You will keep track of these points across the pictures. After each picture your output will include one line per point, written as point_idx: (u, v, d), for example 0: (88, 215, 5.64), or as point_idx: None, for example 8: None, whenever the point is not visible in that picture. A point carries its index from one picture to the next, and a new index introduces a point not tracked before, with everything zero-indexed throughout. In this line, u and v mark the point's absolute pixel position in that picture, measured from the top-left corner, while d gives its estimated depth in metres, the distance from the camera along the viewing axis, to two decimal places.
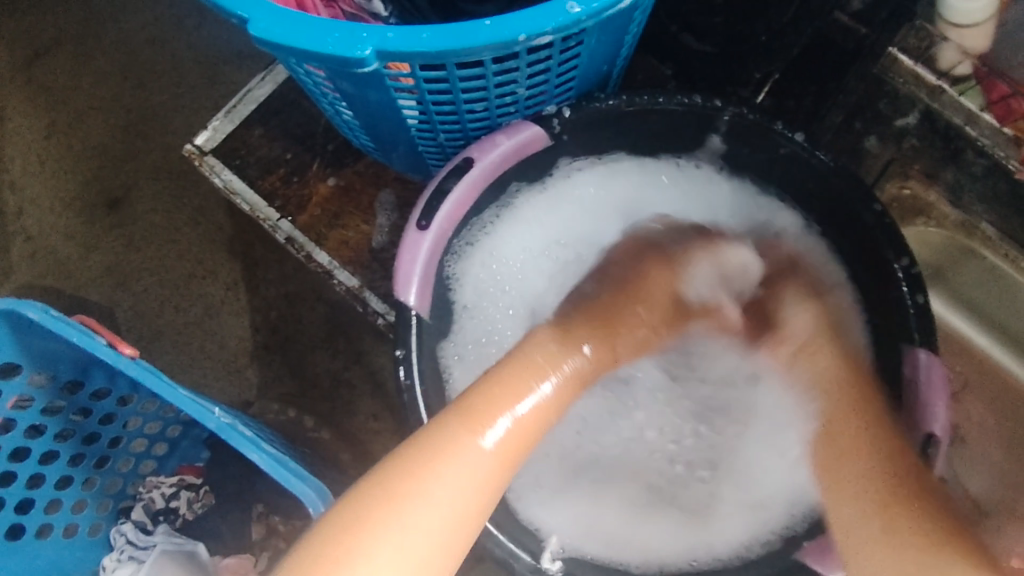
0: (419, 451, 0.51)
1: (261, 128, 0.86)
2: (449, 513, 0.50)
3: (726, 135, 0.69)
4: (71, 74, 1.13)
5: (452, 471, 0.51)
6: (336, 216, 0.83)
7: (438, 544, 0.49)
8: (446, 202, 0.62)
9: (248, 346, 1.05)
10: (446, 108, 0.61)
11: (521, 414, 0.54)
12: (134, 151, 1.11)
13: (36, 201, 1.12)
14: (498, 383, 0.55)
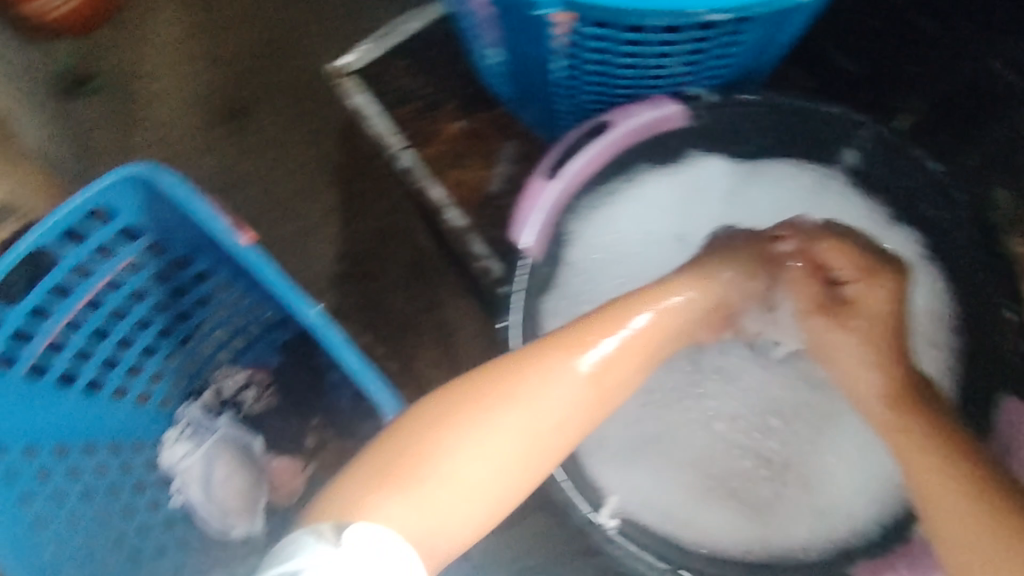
0: (520, 367, 0.57)
1: (406, 59, 0.89)
2: (543, 429, 0.56)
3: (863, 152, 0.68)
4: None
5: (550, 400, 0.56)
6: (459, 155, 0.86)
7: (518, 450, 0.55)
8: (578, 158, 0.64)
9: (336, 270, 1.09)
10: (597, 68, 0.63)
11: (625, 352, 0.59)
12: (265, 64, 1.17)
13: (166, 93, 1.17)
14: (601, 316, 0.60)
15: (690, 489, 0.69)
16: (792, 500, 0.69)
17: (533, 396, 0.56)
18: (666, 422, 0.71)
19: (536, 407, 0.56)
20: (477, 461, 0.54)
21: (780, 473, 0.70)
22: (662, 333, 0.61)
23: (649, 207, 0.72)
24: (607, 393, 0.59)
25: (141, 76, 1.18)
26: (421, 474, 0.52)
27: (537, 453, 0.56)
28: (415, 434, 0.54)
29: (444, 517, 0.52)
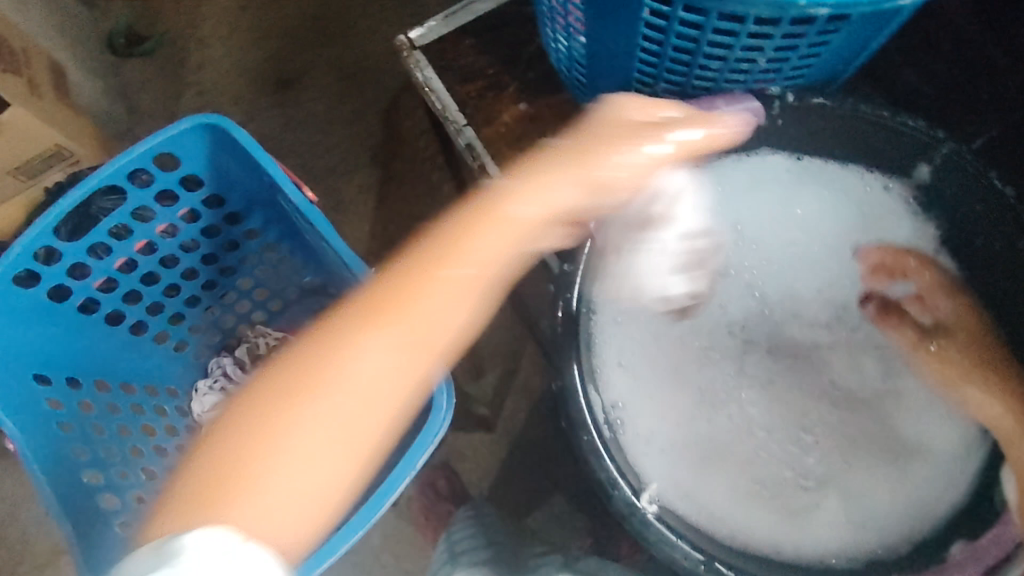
0: (312, 350, 0.57)
1: (473, 39, 0.90)
2: (370, 404, 0.56)
3: (936, 169, 0.68)
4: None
5: (387, 358, 0.57)
6: (518, 139, 0.86)
7: (343, 431, 0.55)
8: (650, 144, 0.64)
9: (372, 243, 1.10)
10: (682, 57, 0.63)
11: (407, 294, 0.59)
12: (314, 40, 1.19)
13: (216, 61, 1.19)
14: (404, 276, 0.60)
15: (729, 488, 0.68)
16: (828, 509, 0.68)
17: (375, 361, 0.57)
18: (709, 421, 0.70)
19: (348, 384, 0.56)
20: (314, 437, 0.55)
21: (820, 485, 0.69)
22: (533, 220, 0.63)
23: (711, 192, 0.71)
24: (517, 239, 0.62)
25: (202, 39, 1.20)
26: (260, 461, 0.53)
27: (367, 424, 0.56)
28: (245, 435, 0.54)
29: (283, 512, 0.53)
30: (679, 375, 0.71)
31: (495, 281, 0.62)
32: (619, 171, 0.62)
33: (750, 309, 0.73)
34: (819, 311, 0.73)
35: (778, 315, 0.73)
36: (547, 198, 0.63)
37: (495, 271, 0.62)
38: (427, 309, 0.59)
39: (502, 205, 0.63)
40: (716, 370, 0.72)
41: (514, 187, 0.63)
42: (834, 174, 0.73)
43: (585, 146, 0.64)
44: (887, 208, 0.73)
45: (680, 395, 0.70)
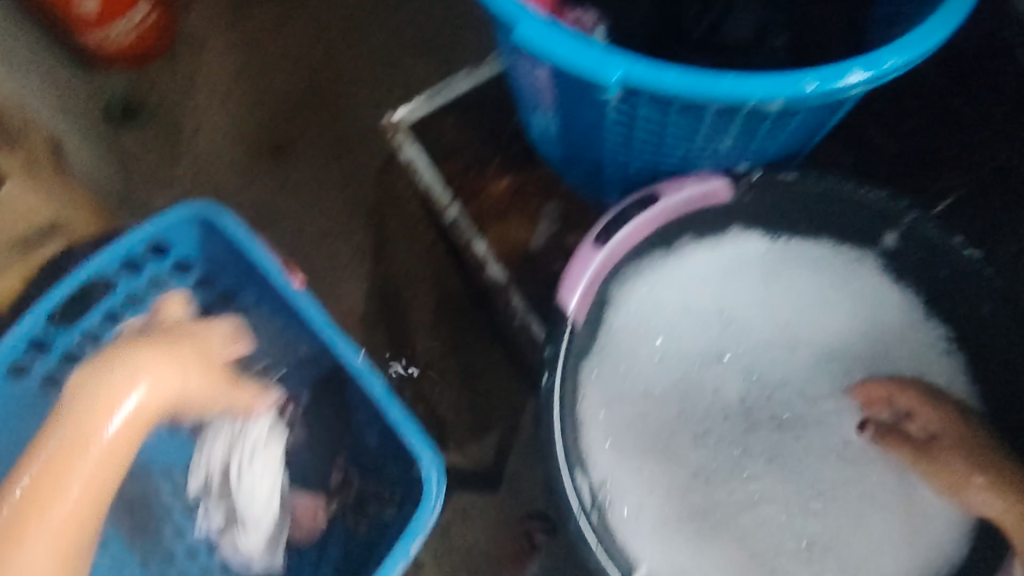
0: (36, 490, 0.62)
1: (455, 114, 0.92)
2: (77, 517, 0.64)
3: (903, 237, 0.70)
4: (295, 38, 1.28)
5: (84, 483, 0.64)
6: (501, 214, 0.88)
7: (50, 550, 0.63)
8: (625, 226, 0.66)
9: (364, 308, 1.14)
10: (650, 143, 0.66)
11: (108, 438, 0.64)
12: (305, 108, 1.24)
13: (211, 127, 1.24)
14: (98, 427, 0.63)
15: (725, 562, 0.69)
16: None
17: (76, 490, 0.63)
18: (705, 495, 0.71)
19: (43, 517, 0.62)
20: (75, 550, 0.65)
21: (818, 553, 0.70)
22: (182, 380, 0.68)
23: (695, 283, 0.73)
24: (128, 428, 0.65)
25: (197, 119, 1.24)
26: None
27: (75, 536, 0.64)
28: None
29: None
30: (676, 453, 0.72)
31: (122, 456, 0.65)
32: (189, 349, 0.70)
33: (747, 388, 0.74)
34: (814, 383, 0.75)
35: (773, 388, 0.74)
36: (166, 378, 0.66)
37: (181, 392, 0.68)
38: (102, 430, 0.63)
39: (147, 355, 0.66)
40: (713, 445, 0.73)
41: (124, 369, 0.64)
42: (818, 257, 0.74)
43: (187, 348, 0.70)
44: (872, 281, 0.74)
45: (677, 471, 0.71)
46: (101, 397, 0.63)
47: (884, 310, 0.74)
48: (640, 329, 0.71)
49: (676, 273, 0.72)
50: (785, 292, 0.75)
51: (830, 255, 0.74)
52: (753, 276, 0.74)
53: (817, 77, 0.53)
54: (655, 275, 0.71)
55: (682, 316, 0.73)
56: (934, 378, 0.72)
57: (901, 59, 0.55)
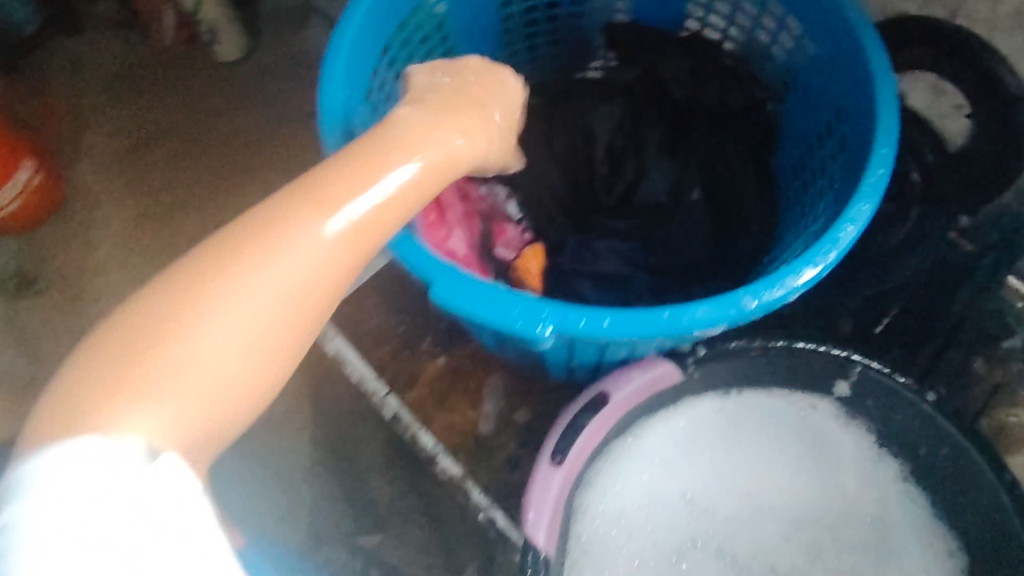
0: (259, 238, 0.45)
1: (376, 297, 0.88)
2: (230, 357, 0.42)
3: (856, 383, 0.69)
4: (193, 199, 1.23)
5: (306, 213, 0.46)
6: (443, 398, 0.83)
7: (238, 363, 0.42)
8: (580, 438, 0.64)
9: None
10: (588, 353, 0.63)
11: (403, 191, 0.51)
12: None
13: (115, 287, 1.17)
14: (365, 165, 0.50)
15: None
16: None
17: (302, 204, 0.46)
18: None
19: (207, 316, 0.42)
20: (221, 338, 0.42)
21: None
22: (416, 188, 0.52)
23: (656, 468, 0.70)
24: (342, 218, 0.47)
25: (98, 299, 1.16)
26: (176, 330, 0.41)
27: (265, 357, 0.44)
28: (115, 358, 0.39)
29: (180, 403, 0.40)
30: None
31: (325, 300, 0.47)
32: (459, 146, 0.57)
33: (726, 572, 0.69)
34: (795, 555, 0.70)
35: (754, 568, 0.69)
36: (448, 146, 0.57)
37: (411, 202, 0.52)
38: (327, 235, 0.46)
39: (395, 158, 0.52)
40: None
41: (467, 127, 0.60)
42: (773, 413, 0.72)
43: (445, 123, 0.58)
44: (829, 433, 0.72)
45: None
46: (386, 144, 0.53)
47: (849, 465, 0.72)
48: (607, 532, 0.68)
49: (632, 458, 0.69)
50: (749, 461, 0.72)
51: (783, 409, 0.72)
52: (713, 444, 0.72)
53: (754, 292, 0.52)
54: (615, 471, 0.69)
55: (648, 510, 0.69)
56: (912, 549, 0.69)
57: (832, 253, 0.54)
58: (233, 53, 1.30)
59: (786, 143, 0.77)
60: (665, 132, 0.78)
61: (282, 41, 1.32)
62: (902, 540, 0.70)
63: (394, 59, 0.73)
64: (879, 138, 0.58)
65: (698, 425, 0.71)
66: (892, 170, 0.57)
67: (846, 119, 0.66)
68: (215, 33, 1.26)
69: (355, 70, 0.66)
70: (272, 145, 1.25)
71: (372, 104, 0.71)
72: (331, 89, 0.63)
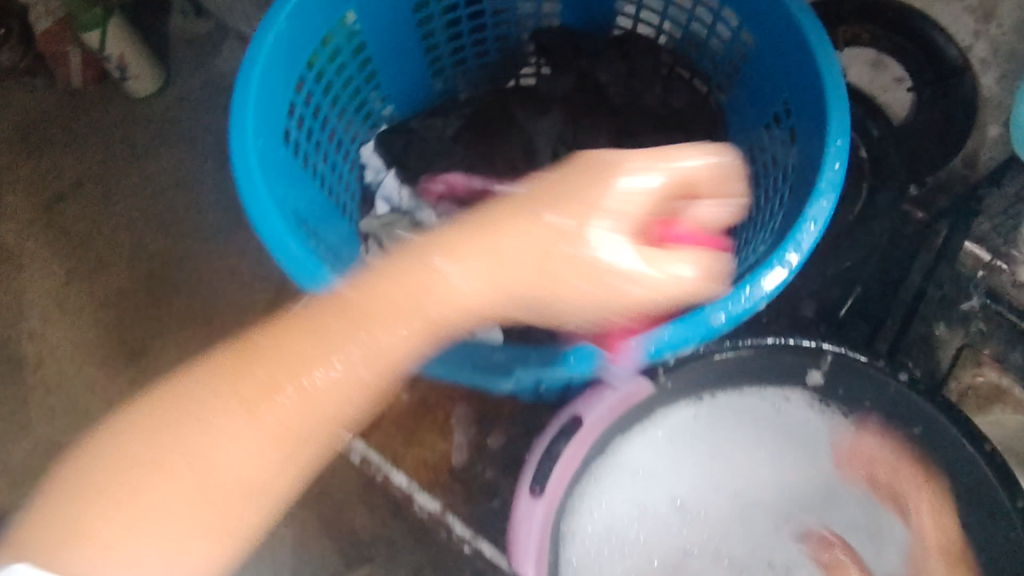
0: (219, 393, 0.51)
1: None
2: (205, 483, 0.50)
3: (829, 371, 0.67)
4: (124, 250, 1.17)
5: (211, 412, 0.50)
6: (412, 433, 0.81)
7: (198, 485, 0.50)
8: (557, 468, 0.62)
9: None
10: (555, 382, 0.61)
11: (398, 306, 0.53)
12: (155, 308, 1.15)
13: (54, 352, 1.14)
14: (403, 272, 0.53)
15: None
16: None
17: (212, 387, 0.51)
18: None
19: (174, 473, 0.49)
20: (161, 516, 0.49)
21: None
22: (429, 296, 0.53)
23: (632, 480, 0.68)
24: (342, 338, 0.52)
25: (38, 366, 1.14)
26: (132, 504, 0.48)
27: (222, 513, 0.50)
28: (106, 483, 0.49)
29: (152, 551, 0.48)
30: None
31: (300, 448, 0.53)
32: (637, 290, 0.53)
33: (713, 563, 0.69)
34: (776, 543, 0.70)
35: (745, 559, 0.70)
36: (549, 230, 0.55)
37: (415, 330, 0.53)
38: (285, 403, 0.51)
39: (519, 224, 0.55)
40: None
41: (600, 223, 0.55)
42: (747, 399, 0.70)
43: (547, 196, 0.57)
44: (805, 414, 0.71)
45: None
46: (409, 259, 0.55)
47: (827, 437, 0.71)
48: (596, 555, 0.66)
49: (612, 465, 0.67)
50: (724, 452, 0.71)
51: (757, 393, 0.70)
52: (688, 439, 0.70)
53: None
54: (595, 489, 0.67)
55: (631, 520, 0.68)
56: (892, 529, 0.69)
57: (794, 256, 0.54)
58: (148, 86, 1.23)
59: (733, 137, 0.75)
60: (609, 134, 0.76)
61: (198, 72, 1.26)
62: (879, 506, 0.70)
63: (310, 89, 0.70)
64: (832, 132, 0.58)
65: (674, 422, 0.70)
66: (846, 165, 0.57)
67: (793, 110, 0.65)
68: (126, 71, 1.19)
69: (268, 111, 0.63)
70: (199, 181, 1.20)
71: (291, 139, 0.67)
72: (244, 131, 0.60)
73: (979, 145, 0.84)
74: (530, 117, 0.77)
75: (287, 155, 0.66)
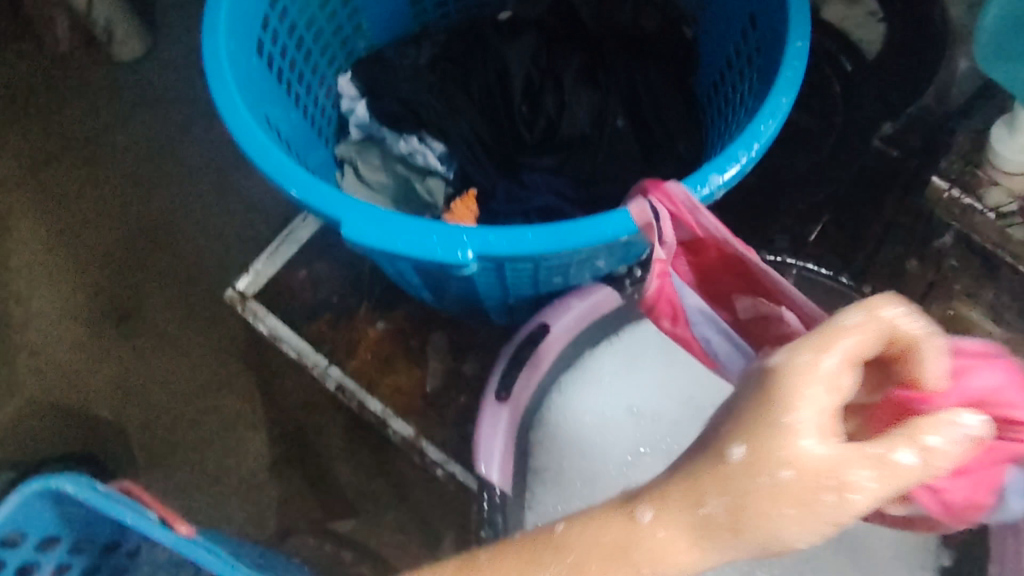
0: None
1: (305, 270, 0.86)
2: None
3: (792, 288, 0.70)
4: (110, 208, 1.18)
5: None
6: (387, 360, 0.82)
7: None
8: (524, 373, 0.63)
9: (268, 461, 1.06)
10: (522, 282, 0.62)
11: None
12: (141, 262, 1.16)
13: (41, 313, 1.15)
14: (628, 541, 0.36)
15: None
16: None
17: None
18: None
19: None
20: None
21: None
22: (601, 535, 0.37)
23: (611, 387, 0.68)
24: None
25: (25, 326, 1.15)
26: None
27: None
28: None
29: None
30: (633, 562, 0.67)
31: None
32: (879, 492, 0.31)
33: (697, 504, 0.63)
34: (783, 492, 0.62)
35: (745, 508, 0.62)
36: (716, 482, 0.34)
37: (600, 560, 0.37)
38: None
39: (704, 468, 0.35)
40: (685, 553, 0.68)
41: (784, 449, 0.33)
42: None
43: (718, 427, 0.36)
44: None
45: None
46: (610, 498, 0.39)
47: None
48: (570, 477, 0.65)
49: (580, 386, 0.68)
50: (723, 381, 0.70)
51: None
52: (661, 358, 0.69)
53: None
54: (566, 398, 0.67)
55: (614, 433, 0.66)
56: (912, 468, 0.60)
57: (753, 149, 0.52)
58: (132, 52, 1.23)
59: (704, 62, 0.75)
60: (582, 60, 0.76)
61: (181, 31, 1.26)
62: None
63: (286, 7, 0.69)
64: (793, 33, 0.57)
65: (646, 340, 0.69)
66: (807, 63, 0.57)
67: (760, 24, 0.64)
68: (112, 33, 1.20)
69: (242, 18, 0.63)
70: (183, 137, 1.21)
71: (265, 52, 0.67)
72: (216, 33, 0.60)
73: (950, 80, 0.84)
74: (504, 42, 0.77)
75: (262, 66, 0.66)
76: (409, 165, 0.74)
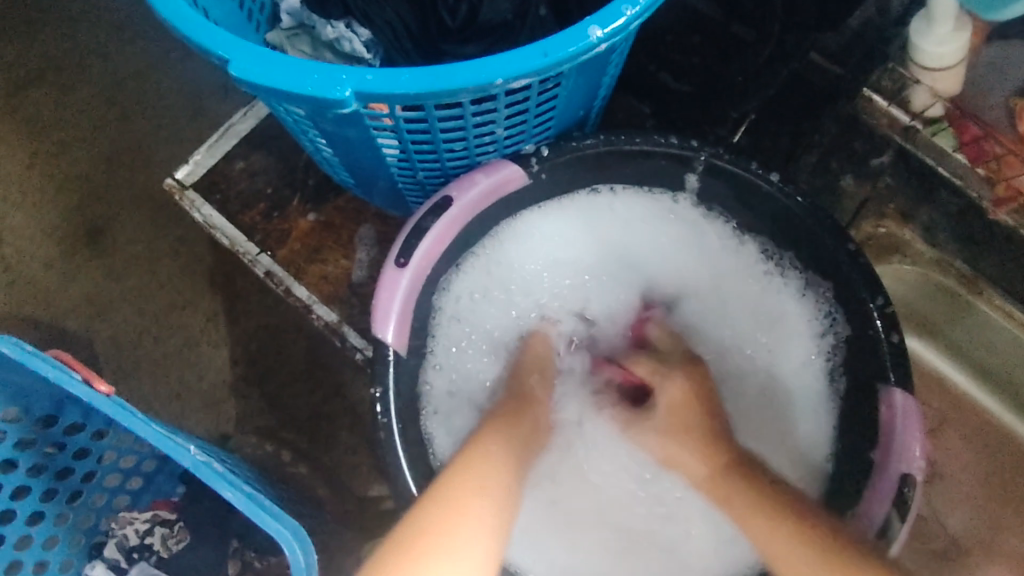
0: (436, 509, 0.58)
1: (242, 162, 0.86)
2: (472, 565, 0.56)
3: (702, 174, 0.73)
4: (72, 117, 1.11)
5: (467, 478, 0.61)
6: (316, 250, 0.83)
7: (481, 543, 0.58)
8: (423, 240, 0.64)
9: (227, 378, 1.02)
10: (425, 147, 0.65)
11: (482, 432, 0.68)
12: (110, 183, 1.09)
13: (15, 229, 1.09)
14: (473, 454, 0.64)
15: (604, 548, 0.77)
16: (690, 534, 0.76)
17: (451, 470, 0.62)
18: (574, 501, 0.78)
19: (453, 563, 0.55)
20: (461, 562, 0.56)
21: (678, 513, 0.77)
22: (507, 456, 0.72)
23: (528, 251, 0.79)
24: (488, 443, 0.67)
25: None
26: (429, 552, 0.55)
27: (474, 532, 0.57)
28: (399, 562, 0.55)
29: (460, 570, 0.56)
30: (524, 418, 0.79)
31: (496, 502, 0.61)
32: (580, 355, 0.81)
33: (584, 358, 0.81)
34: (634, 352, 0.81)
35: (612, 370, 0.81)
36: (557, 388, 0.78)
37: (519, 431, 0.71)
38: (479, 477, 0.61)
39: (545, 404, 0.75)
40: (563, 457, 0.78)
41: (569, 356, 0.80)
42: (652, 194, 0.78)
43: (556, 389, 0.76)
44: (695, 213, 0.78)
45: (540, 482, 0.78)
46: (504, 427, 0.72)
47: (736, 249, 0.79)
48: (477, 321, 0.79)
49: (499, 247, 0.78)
50: (622, 279, 0.82)
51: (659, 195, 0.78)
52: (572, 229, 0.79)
53: (551, 46, 0.51)
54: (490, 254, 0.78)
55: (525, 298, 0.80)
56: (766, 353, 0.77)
57: (637, 5, 0.52)
58: None
59: None
60: None
61: None
62: (798, 375, 0.77)
63: None
64: None
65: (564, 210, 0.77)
66: None
67: None
68: None
69: None
70: None
71: None
72: None
73: None
74: None
75: None
76: (335, 51, 0.74)
